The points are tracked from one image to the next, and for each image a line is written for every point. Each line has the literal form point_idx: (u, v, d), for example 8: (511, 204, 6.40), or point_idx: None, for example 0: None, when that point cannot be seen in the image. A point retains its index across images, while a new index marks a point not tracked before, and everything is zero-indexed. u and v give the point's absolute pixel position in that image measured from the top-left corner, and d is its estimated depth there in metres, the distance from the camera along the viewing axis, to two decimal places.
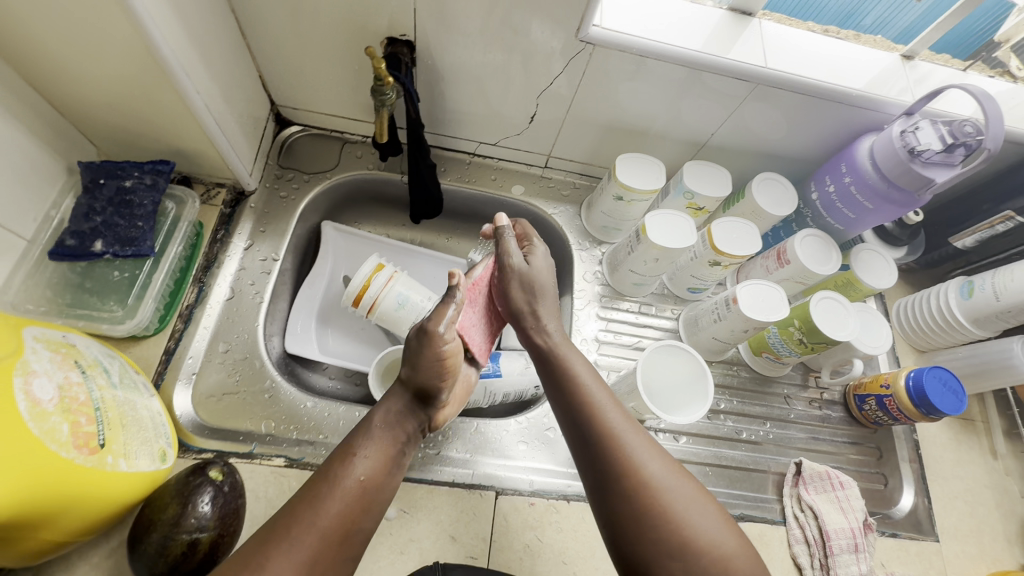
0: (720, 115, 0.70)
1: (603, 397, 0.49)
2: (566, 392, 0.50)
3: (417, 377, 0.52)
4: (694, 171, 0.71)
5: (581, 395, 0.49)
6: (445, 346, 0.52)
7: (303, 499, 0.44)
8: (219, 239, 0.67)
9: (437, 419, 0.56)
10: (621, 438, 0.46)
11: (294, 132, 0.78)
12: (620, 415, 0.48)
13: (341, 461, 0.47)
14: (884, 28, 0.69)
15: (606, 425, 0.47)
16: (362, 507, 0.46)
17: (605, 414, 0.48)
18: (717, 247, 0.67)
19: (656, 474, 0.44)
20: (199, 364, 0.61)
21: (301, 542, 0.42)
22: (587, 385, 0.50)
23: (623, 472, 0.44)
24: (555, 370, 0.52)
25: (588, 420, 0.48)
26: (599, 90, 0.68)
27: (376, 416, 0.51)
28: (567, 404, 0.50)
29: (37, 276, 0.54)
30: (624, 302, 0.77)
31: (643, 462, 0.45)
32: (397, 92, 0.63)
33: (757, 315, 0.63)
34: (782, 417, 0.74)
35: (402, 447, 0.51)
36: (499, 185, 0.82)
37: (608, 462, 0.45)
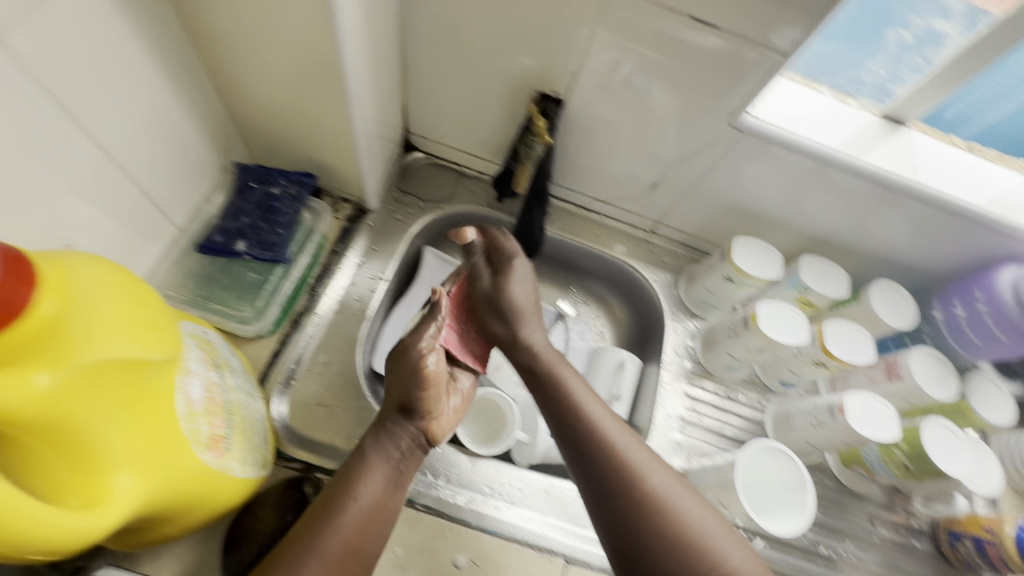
0: (849, 215, 0.68)
1: (596, 405, 0.53)
2: (563, 407, 0.53)
3: (399, 390, 0.53)
4: (811, 266, 0.69)
5: (577, 403, 0.52)
6: (421, 356, 0.54)
7: (302, 527, 0.44)
8: (337, 251, 0.70)
9: (434, 435, 0.54)
10: (622, 450, 0.49)
11: (416, 158, 0.80)
12: (616, 426, 0.51)
13: (341, 490, 0.46)
14: (961, 125, 0.66)
15: (602, 432, 0.50)
16: (366, 528, 0.46)
17: (603, 430, 0.50)
18: (828, 348, 0.64)
19: (653, 482, 0.47)
20: (299, 371, 0.62)
21: (303, 567, 0.42)
22: (585, 398, 0.53)
23: (626, 484, 0.47)
24: (555, 393, 0.54)
25: (586, 432, 0.50)
26: (732, 171, 0.67)
27: (369, 438, 0.51)
28: (563, 418, 0.52)
29: (181, 263, 0.57)
30: (711, 382, 0.75)
31: (643, 472, 0.47)
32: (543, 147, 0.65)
33: (863, 431, 0.61)
34: (864, 538, 0.69)
35: (402, 468, 0.50)
36: (601, 241, 0.82)
37: (612, 475, 0.48)
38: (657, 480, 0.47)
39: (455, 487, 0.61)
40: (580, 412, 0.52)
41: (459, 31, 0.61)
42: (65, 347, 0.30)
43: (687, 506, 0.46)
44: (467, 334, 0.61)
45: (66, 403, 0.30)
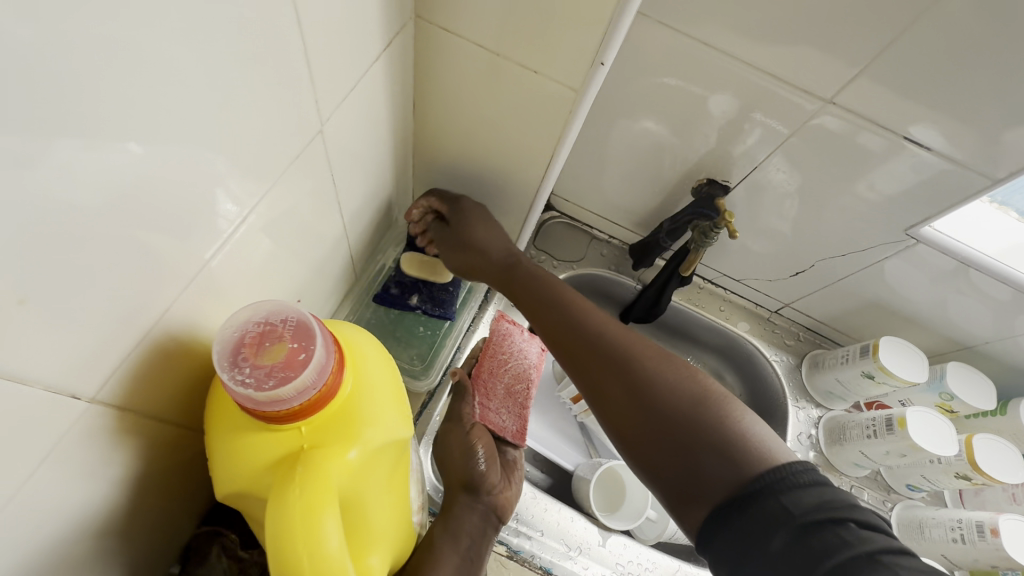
0: (1000, 328, 0.67)
1: (576, 295, 0.53)
2: (549, 310, 0.52)
3: (455, 474, 0.53)
4: (957, 372, 0.68)
5: (563, 294, 0.53)
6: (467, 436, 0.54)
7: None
8: None
9: (502, 511, 0.53)
10: (606, 332, 0.49)
11: (552, 217, 0.83)
12: (605, 323, 0.50)
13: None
14: None
15: (589, 313, 0.51)
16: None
17: (592, 329, 0.50)
18: (976, 463, 0.63)
19: (642, 357, 0.48)
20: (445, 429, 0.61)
21: None
22: (571, 295, 0.53)
23: (619, 365, 0.47)
24: (540, 297, 0.53)
25: (575, 335, 0.50)
26: (885, 270, 0.68)
27: (436, 527, 0.49)
28: (550, 308, 0.52)
29: (358, 310, 0.59)
30: (836, 476, 0.74)
31: (629, 349, 0.48)
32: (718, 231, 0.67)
33: (1023, 558, 0.58)
34: None
35: (472, 553, 0.49)
36: (725, 316, 0.82)
37: (604, 359, 0.48)
38: (647, 353, 0.48)
39: (587, 560, 0.61)
40: (563, 300, 0.52)
41: (636, 114, 0.64)
42: (362, 426, 0.32)
43: (682, 374, 0.47)
44: (501, 409, 0.59)
45: (360, 482, 0.31)
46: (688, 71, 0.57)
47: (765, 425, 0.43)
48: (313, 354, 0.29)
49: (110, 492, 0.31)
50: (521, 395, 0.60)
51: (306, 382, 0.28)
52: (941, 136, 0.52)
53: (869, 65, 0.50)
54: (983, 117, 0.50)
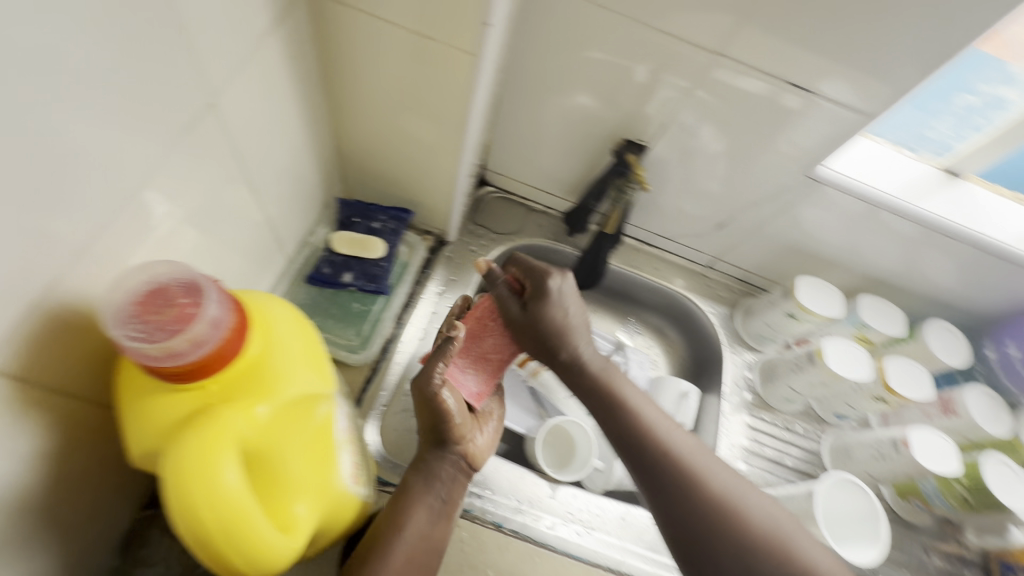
0: (904, 260, 0.73)
1: (650, 409, 0.57)
2: (620, 421, 0.56)
3: (427, 425, 0.57)
4: (869, 305, 0.74)
5: (638, 413, 0.56)
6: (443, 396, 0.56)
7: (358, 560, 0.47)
8: (421, 281, 0.73)
9: (476, 459, 0.57)
10: (680, 451, 0.53)
11: (488, 192, 0.84)
12: (677, 436, 0.55)
13: (388, 528, 0.50)
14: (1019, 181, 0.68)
15: (660, 427, 0.55)
16: (413, 557, 0.49)
17: (670, 445, 0.54)
18: (889, 384, 0.69)
19: (719, 483, 0.51)
20: (389, 398, 0.65)
21: None
22: (644, 407, 0.57)
23: (691, 487, 0.51)
24: (613, 408, 0.57)
25: (652, 447, 0.54)
26: (798, 215, 0.72)
27: (410, 474, 0.54)
28: (625, 421, 0.56)
29: (291, 292, 0.60)
30: (772, 414, 0.78)
31: (704, 471, 0.52)
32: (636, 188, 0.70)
33: (929, 463, 0.64)
34: (918, 567, 0.73)
35: (442, 498, 0.53)
36: (661, 275, 0.86)
37: (679, 479, 0.52)
38: (723, 477, 0.52)
39: (538, 513, 0.64)
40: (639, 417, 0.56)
41: (550, 82, 0.66)
42: (274, 382, 0.33)
43: (756, 500, 0.51)
44: (467, 371, 0.62)
45: (274, 434, 0.33)
46: (592, 35, 0.59)
47: (812, 545, 0.49)
48: (205, 309, 0.30)
49: (22, 472, 0.31)
50: (491, 363, 0.64)
51: (201, 335, 0.29)
52: (851, 88, 0.56)
53: (753, 19, 0.53)
54: (886, 65, 0.53)
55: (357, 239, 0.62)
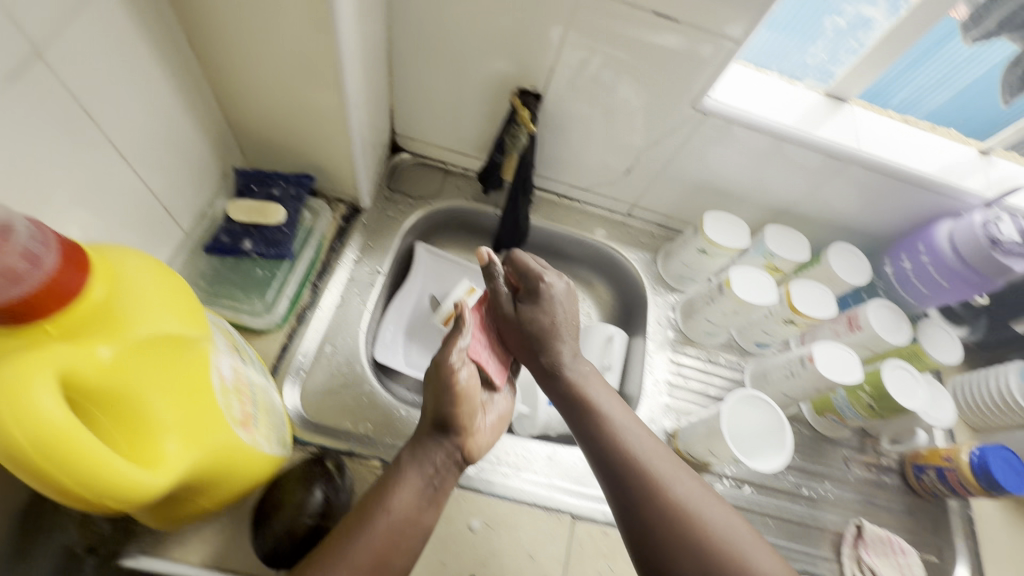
0: (803, 186, 0.75)
1: (614, 408, 0.58)
2: (597, 435, 0.55)
3: (437, 407, 0.55)
4: (775, 234, 0.76)
5: (601, 413, 0.57)
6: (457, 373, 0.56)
7: (343, 529, 0.47)
8: (334, 248, 0.73)
9: (470, 451, 0.56)
10: (642, 453, 0.53)
11: (403, 159, 0.84)
12: (658, 457, 0.53)
13: (376, 501, 0.49)
14: (913, 107, 0.73)
15: (635, 444, 0.54)
16: (394, 542, 0.48)
17: (644, 458, 0.53)
18: (795, 306, 0.71)
19: (679, 486, 0.51)
20: (308, 363, 0.66)
21: None
22: (623, 428, 0.56)
23: (653, 489, 0.51)
24: (590, 423, 0.57)
25: (622, 457, 0.53)
26: (698, 152, 0.73)
27: (404, 453, 0.54)
28: (590, 423, 0.57)
29: (189, 264, 0.60)
30: (695, 350, 0.81)
31: (663, 470, 0.52)
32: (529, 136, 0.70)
33: (832, 374, 0.67)
34: (841, 478, 0.76)
35: (433, 483, 0.52)
36: (583, 226, 0.87)
37: (638, 477, 0.52)
38: (685, 488, 0.51)
39: None
40: (605, 419, 0.56)
41: (435, 36, 0.65)
42: (119, 324, 0.34)
43: (720, 518, 0.49)
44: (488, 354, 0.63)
45: (123, 374, 0.34)
46: None
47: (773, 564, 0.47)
48: (14, 242, 0.30)
49: None
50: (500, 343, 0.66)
51: (17, 270, 0.30)
52: (748, 26, 0.56)
53: None
54: None
55: (255, 206, 0.62)
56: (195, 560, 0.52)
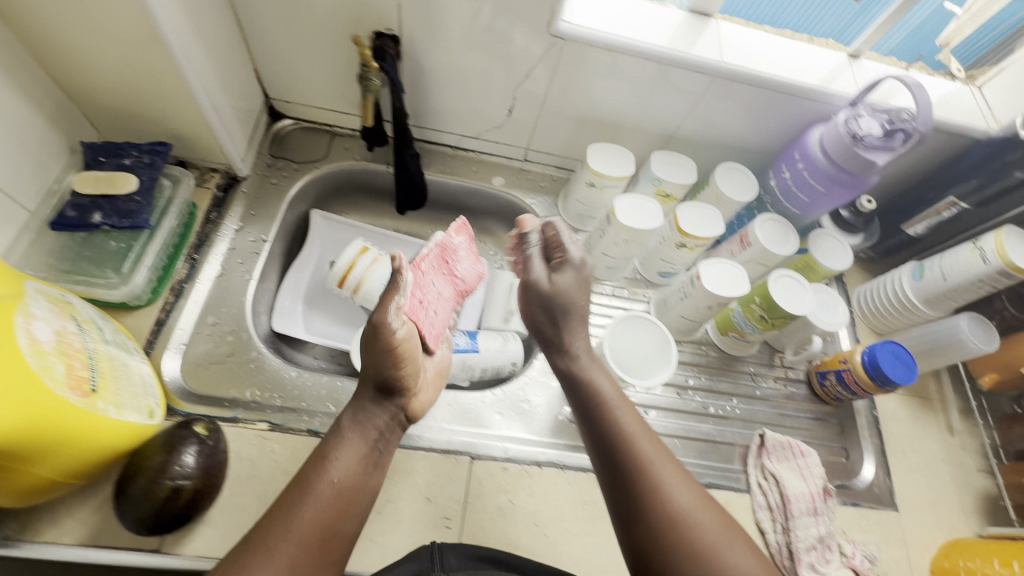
0: (684, 108, 0.75)
1: (631, 421, 0.52)
2: (595, 414, 0.53)
3: (374, 368, 0.52)
4: (661, 160, 0.76)
5: (614, 416, 0.52)
6: (394, 335, 0.49)
7: (284, 496, 0.46)
8: (212, 220, 0.71)
9: (413, 410, 0.56)
10: (650, 464, 0.48)
11: (285, 125, 0.82)
12: (653, 445, 0.50)
13: (314, 464, 0.49)
14: (813, 24, 0.75)
15: (632, 439, 0.50)
16: (337, 507, 0.47)
17: (640, 447, 0.49)
18: (682, 229, 0.72)
19: (683, 500, 0.46)
20: (188, 335, 0.64)
21: (279, 553, 0.42)
22: (620, 411, 0.53)
23: (655, 502, 0.46)
24: (588, 404, 0.54)
25: (617, 444, 0.50)
26: (573, 84, 0.73)
27: (345, 417, 0.52)
28: (600, 426, 0.52)
29: (38, 245, 0.57)
30: (600, 287, 0.83)
31: (667, 486, 0.47)
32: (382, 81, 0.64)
33: (718, 290, 0.68)
34: (749, 394, 0.78)
35: (375, 447, 0.52)
36: (480, 176, 0.86)
37: (642, 490, 0.47)
38: (687, 504, 0.46)
39: None
40: (616, 428, 0.51)
41: None
42: None
43: (714, 526, 0.45)
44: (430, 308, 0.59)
45: None
46: None
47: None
48: None
49: None
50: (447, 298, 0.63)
51: None
52: None
53: None
54: None
55: (103, 176, 0.60)
56: (70, 540, 0.51)
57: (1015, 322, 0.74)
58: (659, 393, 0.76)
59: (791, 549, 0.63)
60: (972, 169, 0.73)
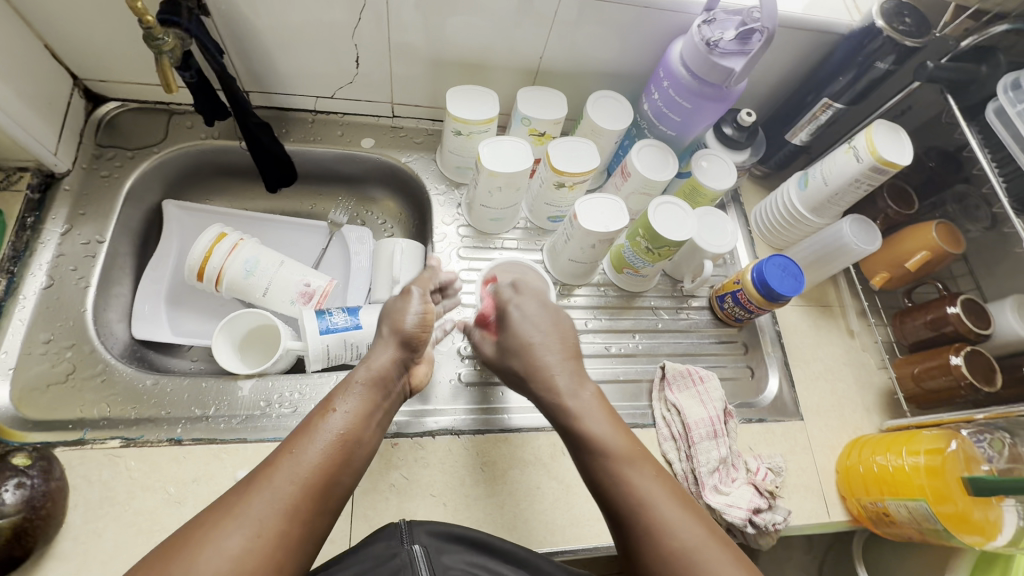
0: (543, 37, 0.69)
1: (645, 473, 0.50)
2: (600, 463, 0.51)
3: (395, 335, 0.57)
4: (527, 96, 0.71)
5: (623, 473, 0.50)
6: (414, 313, 0.59)
7: (289, 441, 0.47)
8: (30, 225, 0.62)
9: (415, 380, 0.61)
10: (652, 504, 0.47)
11: (112, 109, 0.72)
12: (662, 492, 0.48)
13: (319, 414, 0.49)
14: None
15: (640, 491, 0.48)
16: (337, 460, 0.47)
17: (650, 500, 0.48)
18: (556, 167, 0.68)
19: (690, 538, 0.46)
20: (16, 359, 0.57)
21: (261, 523, 0.41)
22: (628, 459, 0.50)
23: (655, 541, 0.46)
24: (589, 444, 0.52)
25: (626, 496, 0.48)
26: (416, 22, 0.66)
27: (359, 373, 0.54)
28: (605, 473, 0.50)
29: None
30: (492, 241, 0.78)
31: (669, 521, 0.46)
32: (180, 39, 0.56)
33: (596, 227, 0.64)
34: (652, 328, 0.77)
35: (379, 404, 0.53)
36: (346, 139, 0.79)
37: (647, 535, 0.46)
38: (689, 535, 0.46)
39: (227, 413, 0.59)
40: (622, 480, 0.49)
41: None
42: None
43: None
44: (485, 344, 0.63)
45: None
46: None
47: None
48: None
49: None
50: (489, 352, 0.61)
51: None
52: None
53: None
54: None
55: None
56: None
57: (896, 219, 0.76)
58: None
59: (695, 475, 0.62)
60: (840, 67, 0.71)
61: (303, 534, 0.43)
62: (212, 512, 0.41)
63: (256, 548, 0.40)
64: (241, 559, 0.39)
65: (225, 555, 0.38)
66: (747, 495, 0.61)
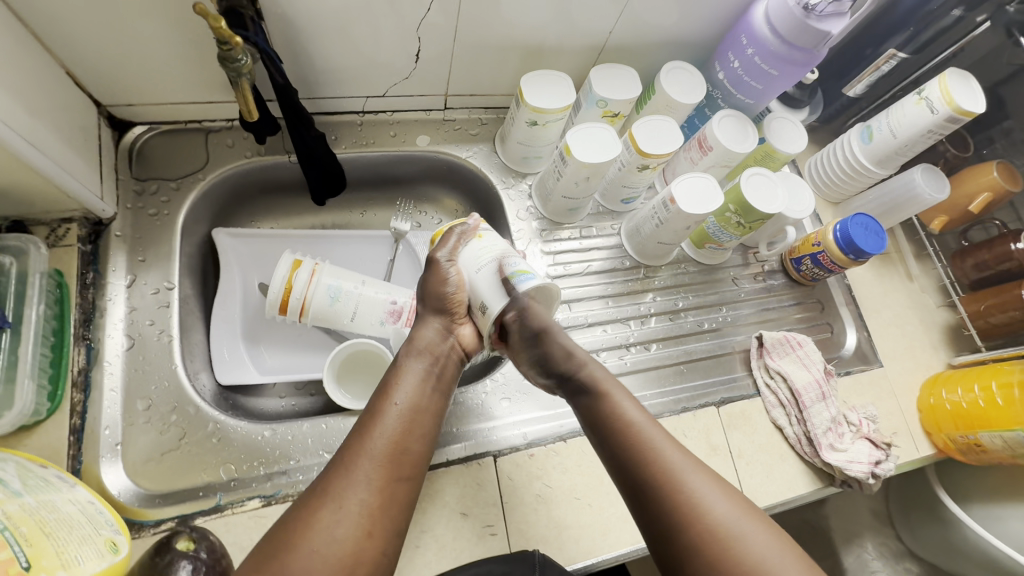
0: (612, 13, 0.64)
1: (655, 433, 0.47)
2: (614, 432, 0.48)
3: (428, 298, 0.54)
4: (601, 76, 0.67)
5: (636, 435, 0.47)
6: (446, 273, 0.53)
7: (360, 424, 0.46)
8: (91, 282, 0.56)
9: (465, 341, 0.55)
10: (680, 478, 0.44)
11: (139, 134, 0.64)
12: (672, 449, 0.46)
13: (381, 396, 0.48)
14: None
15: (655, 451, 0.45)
16: (408, 430, 0.46)
17: (664, 458, 0.45)
18: (642, 150, 0.65)
19: (711, 495, 0.43)
20: (121, 432, 0.53)
21: (347, 505, 0.40)
22: (636, 421, 0.48)
23: (686, 521, 0.42)
24: (602, 414, 0.49)
25: (640, 459, 0.45)
26: (483, 9, 0.60)
27: (406, 344, 0.53)
28: (620, 440, 0.47)
29: None
30: (567, 230, 0.76)
31: (706, 502, 0.42)
32: (251, 55, 0.52)
33: (696, 209, 0.63)
34: (734, 299, 0.78)
35: (434, 372, 0.51)
36: (401, 140, 0.73)
37: (666, 496, 0.43)
38: (721, 510, 0.42)
39: None
40: (637, 440, 0.46)
41: None
42: None
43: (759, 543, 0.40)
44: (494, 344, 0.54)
45: None
46: None
47: None
48: None
49: None
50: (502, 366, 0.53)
51: None
52: None
53: None
54: None
55: None
56: None
57: (956, 162, 0.81)
58: (653, 325, 0.73)
59: (810, 437, 0.65)
60: (905, 18, 0.71)
61: (390, 504, 0.42)
62: (295, 512, 0.40)
63: (347, 520, 0.40)
64: (336, 532, 0.39)
65: (328, 540, 0.38)
66: (865, 450, 0.65)
